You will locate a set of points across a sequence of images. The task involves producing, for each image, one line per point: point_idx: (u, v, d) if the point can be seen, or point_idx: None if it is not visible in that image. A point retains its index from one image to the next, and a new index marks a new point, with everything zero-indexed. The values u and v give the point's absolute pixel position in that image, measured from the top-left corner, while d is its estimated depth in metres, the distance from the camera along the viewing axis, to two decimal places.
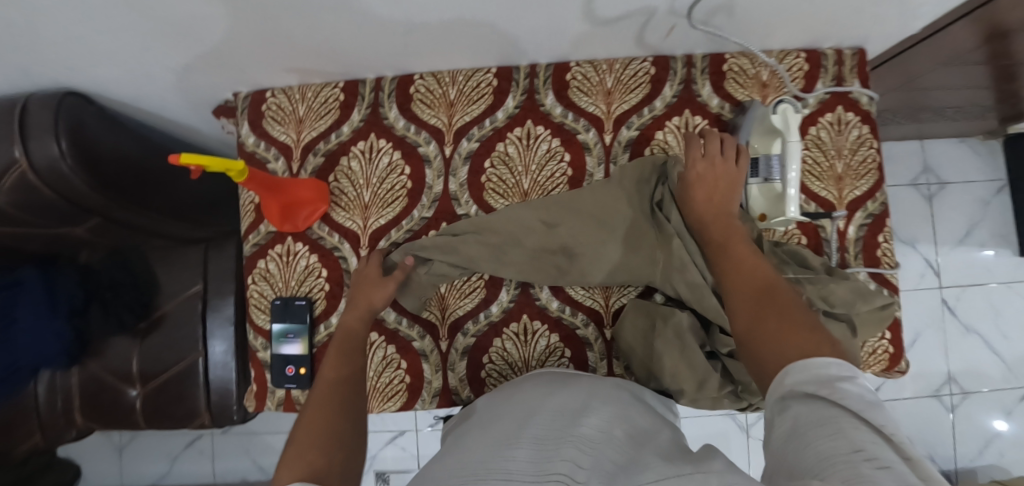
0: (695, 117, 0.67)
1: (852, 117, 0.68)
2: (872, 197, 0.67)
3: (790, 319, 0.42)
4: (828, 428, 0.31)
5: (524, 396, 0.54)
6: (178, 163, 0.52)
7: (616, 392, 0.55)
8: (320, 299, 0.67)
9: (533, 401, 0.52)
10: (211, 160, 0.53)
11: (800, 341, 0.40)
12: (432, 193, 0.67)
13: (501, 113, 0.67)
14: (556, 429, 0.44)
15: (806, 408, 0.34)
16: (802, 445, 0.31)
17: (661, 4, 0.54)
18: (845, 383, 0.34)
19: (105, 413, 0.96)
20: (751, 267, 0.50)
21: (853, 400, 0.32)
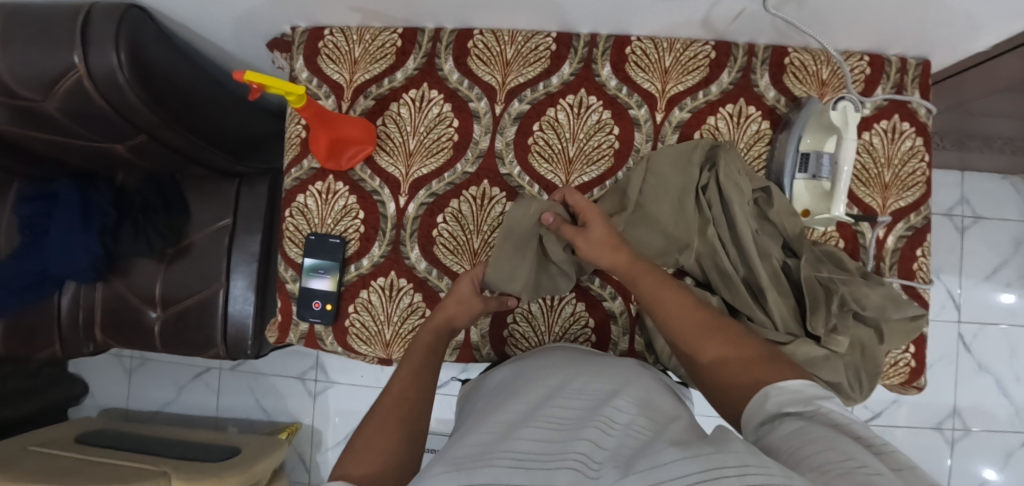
0: (750, 106, 0.66)
1: (907, 127, 0.66)
2: (916, 210, 0.66)
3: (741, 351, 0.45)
4: (816, 439, 0.32)
5: (552, 378, 0.55)
6: (241, 81, 0.52)
7: (643, 378, 0.55)
8: (354, 240, 0.67)
9: (554, 383, 0.53)
10: (269, 80, 0.53)
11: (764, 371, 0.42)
12: (477, 149, 0.67)
13: (556, 78, 0.67)
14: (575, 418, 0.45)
15: (789, 426, 0.35)
16: (785, 455, 0.33)
17: None
18: (826, 402, 0.37)
19: (123, 332, 0.99)
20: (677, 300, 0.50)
21: (836, 420, 0.34)
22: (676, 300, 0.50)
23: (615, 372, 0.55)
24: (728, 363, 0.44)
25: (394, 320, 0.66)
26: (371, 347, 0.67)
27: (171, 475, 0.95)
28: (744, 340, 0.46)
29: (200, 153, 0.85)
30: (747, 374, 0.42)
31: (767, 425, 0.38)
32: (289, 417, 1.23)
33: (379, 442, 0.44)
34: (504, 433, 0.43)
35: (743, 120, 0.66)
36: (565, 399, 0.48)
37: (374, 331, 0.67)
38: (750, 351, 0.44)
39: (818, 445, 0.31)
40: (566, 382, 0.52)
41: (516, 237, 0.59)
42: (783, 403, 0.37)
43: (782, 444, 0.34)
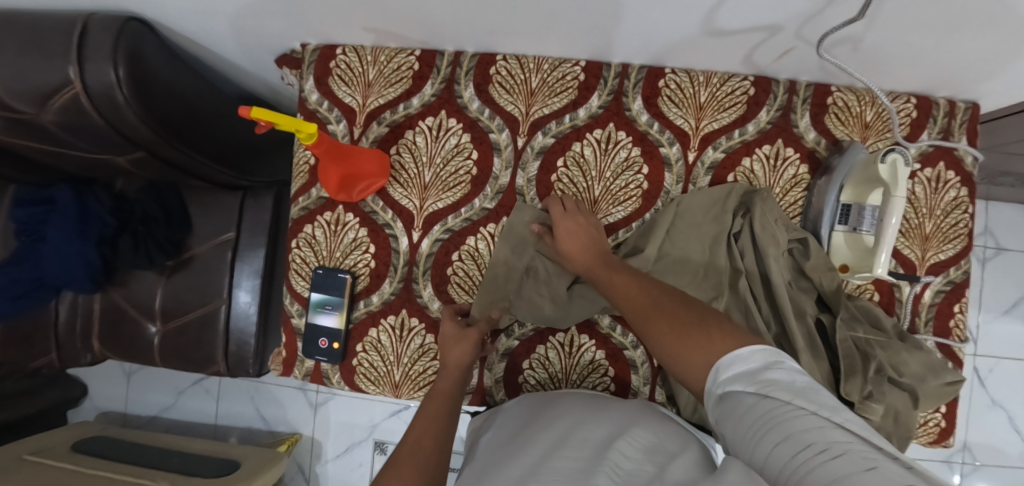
0: (788, 149, 0.62)
1: (952, 177, 0.63)
2: (956, 264, 0.62)
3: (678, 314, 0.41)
4: (785, 437, 0.28)
5: (559, 420, 0.52)
6: (248, 117, 0.48)
7: (649, 413, 0.53)
8: (363, 275, 0.64)
9: (559, 430, 0.50)
10: (278, 118, 0.49)
11: (694, 332, 0.38)
12: (497, 185, 0.63)
13: (583, 111, 0.63)
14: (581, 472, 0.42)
15: (747, 408, 0.32)
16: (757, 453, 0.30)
17: (790, 23, 0.49)
18: (768, 367, 0.33)
19: (122, 344, 0.95)
20: (629, 282, 0.48)
21: (784, 391, 0.31)
22: (631, 288, 0.47)
23: (619, 411, 0.52)
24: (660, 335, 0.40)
25: (404, 361, 0.64)
26: (379, 388, 0.64)
27: None
28: (685, 309, 0.41)
29: (201, 168, 0.80)
30: (691, 344, 0.37)
31: (722, 404, 0.34)
32: (289, 427, 1.22)
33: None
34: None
35: (780, 163, 0.62)
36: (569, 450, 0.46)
37: (383, 372, 0.64)
38: (698, 320, 0.39)
39: (790, 441, 0.28)
40: (571, 428, 0.50)
41: (512, 240, 0.62)
42: (735, 381, 0.33)
43: (745, 436, 0.31)
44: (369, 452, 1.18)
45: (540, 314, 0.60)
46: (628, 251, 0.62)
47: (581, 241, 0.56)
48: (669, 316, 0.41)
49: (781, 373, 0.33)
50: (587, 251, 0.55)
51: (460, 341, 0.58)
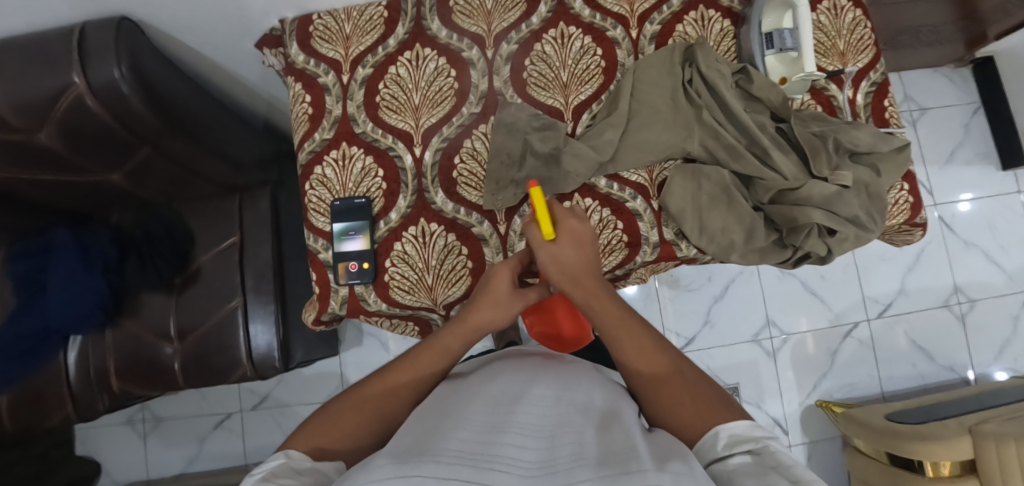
0: (710, 10, 0.74)
1: (846, 3, 0.75)
2: (873, 68, 0.74)
3: (690, 390, 0.45)
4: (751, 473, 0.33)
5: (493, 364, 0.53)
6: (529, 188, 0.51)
7: (589, 368, 0.55)
8: (378, 197, 0.69)
9: (527, 371, 0.49)
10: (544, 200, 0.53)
11: (707, 415, 0.42)
12: (478, 92, 0.71)
13: (535, 18, 0.73)
14: (509, 392, 0.43)
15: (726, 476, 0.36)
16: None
17: None
18: (769, 439, 0.38)
19: (141, 375, 0.92)
20: (640, 340, 0.48)
21: (771, 447, 0.37)
22: (647, 340, 0.48)
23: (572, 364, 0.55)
24: (675, 417, 0.43)
25: (433, 263, 0.68)
26: (416, 296, 0.68)
27: None
28: (698, 393, 0.45)
29: (203, 165, 0.84)
30: (695, 420, 0.42)
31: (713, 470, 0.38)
32: None
33: (355, 418, 0.45)
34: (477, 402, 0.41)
35: (707, 22, 0.74)
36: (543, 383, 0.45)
37: (415, 279, 0.68)
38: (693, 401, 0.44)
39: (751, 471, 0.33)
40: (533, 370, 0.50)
41: (507, 128, 0.69)
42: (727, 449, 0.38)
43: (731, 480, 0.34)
44: None
45: (547, 183, 0.66)
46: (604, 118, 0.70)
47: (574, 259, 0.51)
48: (692, 392, 0.44)
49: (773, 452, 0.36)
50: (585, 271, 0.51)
51: (491, 306, 0.54)
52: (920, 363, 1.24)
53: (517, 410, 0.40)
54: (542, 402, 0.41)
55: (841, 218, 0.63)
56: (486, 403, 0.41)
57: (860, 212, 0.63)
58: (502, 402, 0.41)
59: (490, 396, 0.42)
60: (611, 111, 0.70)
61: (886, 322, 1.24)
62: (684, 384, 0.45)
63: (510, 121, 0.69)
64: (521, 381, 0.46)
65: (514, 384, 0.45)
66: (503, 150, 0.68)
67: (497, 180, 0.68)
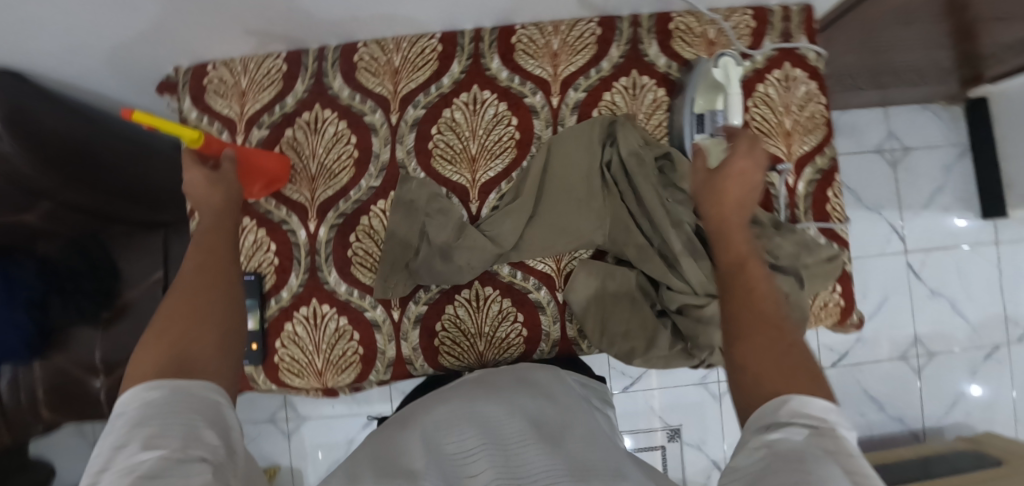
0: (643, 77, 0.66)
1: (800, 73, 0.67)
2: (820, 152, 0.66)
3: (788, 353, 0.33)
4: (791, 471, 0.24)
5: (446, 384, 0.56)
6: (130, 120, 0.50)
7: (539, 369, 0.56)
8: (270, 273, 0.66)
9: (466, 394, 0.49)
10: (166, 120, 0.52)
11: (793, 380, 0.31)
12: (379, 162, 0.66)
13: (446, 79, 0.66)
14: (449, 421, 0.44)
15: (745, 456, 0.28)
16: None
17: None
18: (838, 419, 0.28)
19: (74, 404, 0.93)
20: (761, 279, 0.39)
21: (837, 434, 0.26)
22: (763, 286, 0.38)
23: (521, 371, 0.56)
24: (743, 357, 0.34)
25: (324, 347, 0.65)
26: (305, 379, 0.66)
27: None
28: (786, 361, 0.32)
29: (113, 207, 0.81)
30: (770, 388, 0.31)
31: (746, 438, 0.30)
32: (265, 460, 1.20)
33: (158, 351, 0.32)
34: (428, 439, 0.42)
35: (638, 91, 0.66)
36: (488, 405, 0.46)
37: (305, 362, 0.65)
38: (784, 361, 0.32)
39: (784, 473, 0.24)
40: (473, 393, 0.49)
41: (405, 207, 0.64)
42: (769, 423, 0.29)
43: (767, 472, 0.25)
44: None
45: (438, 274, 0.62)
46: (511, 201, 0.64)
47: (740, 190, 0.46)
48: (773, 351, 0.33)
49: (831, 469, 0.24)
50: (743, 206, 0.45)
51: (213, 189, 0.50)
52: (869, 414, 1.20)
53: (454, 433, 0.42)
54: (482, 424, 0.43)
55: None
56: (424, 444, 0.42)
57: None
58: (445, 424, 0.44)
59: (437, 419, 0.45)
60: (521, 193, 0.64)
61: (840, 372, 1.19)
62: (774, 331, 0.34)
63: (411, 200, 0.64)
64: (466, 401, 0.47)
65: (453, 410, 0.46)
66: (399, 232, 0.64)
67: (393, 263, 0.64)
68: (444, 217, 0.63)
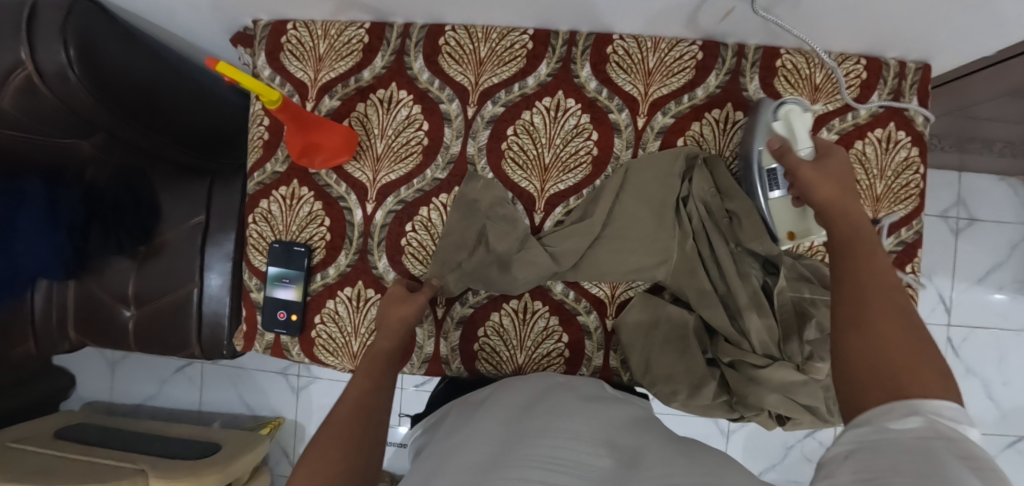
0: (737, 112, 0.63)
1: (903, 137, 0.63)
2: (907, 225, 0.63)
3: (909, 346, 0.33)
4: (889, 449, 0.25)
5: (493, 391, 0.58)
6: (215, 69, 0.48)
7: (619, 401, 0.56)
8: (320, 248, 0.65)
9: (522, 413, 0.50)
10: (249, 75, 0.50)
11: (920, 376, 0.30)
12: (448, 155, 0.64)
13: (531, 79, 0.63)
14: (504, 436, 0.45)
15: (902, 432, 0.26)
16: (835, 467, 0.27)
17: None
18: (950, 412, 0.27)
19: (99, 330, 0.94)
20: (877, 277, 0.38)
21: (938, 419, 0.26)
22: (888, 281, 0.37)
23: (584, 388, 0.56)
24: (862, 347, 0.34)
25: (361, 331, 0.64)
26: (338, 359, 0.65)
27: (147, 472, 0.92)
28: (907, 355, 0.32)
29: (162, 149, 0.80)
30: (908, 385, 0.30)
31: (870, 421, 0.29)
32: (271, 411, 1.22)
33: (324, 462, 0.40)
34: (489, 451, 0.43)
35: (729, 127, 0.63)
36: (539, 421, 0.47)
37: (341, 342, 0.65)
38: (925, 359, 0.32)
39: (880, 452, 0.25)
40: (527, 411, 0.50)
41: (467, 206, 0.62)
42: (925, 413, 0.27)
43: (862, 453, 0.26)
44: None
45: (491, 281, 0.61)
46: (577, 220, 0.62)
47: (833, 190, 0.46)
48: (901, 338, 0.33)
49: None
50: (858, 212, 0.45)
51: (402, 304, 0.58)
52: None
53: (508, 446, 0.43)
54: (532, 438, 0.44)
55: (798, 404, 0.55)
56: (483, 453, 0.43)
57: (823, 405, 0.55)
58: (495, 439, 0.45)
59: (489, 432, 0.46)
60: (588, 214, 0.62)
61: None
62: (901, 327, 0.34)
63: (475, 200, 0.62)
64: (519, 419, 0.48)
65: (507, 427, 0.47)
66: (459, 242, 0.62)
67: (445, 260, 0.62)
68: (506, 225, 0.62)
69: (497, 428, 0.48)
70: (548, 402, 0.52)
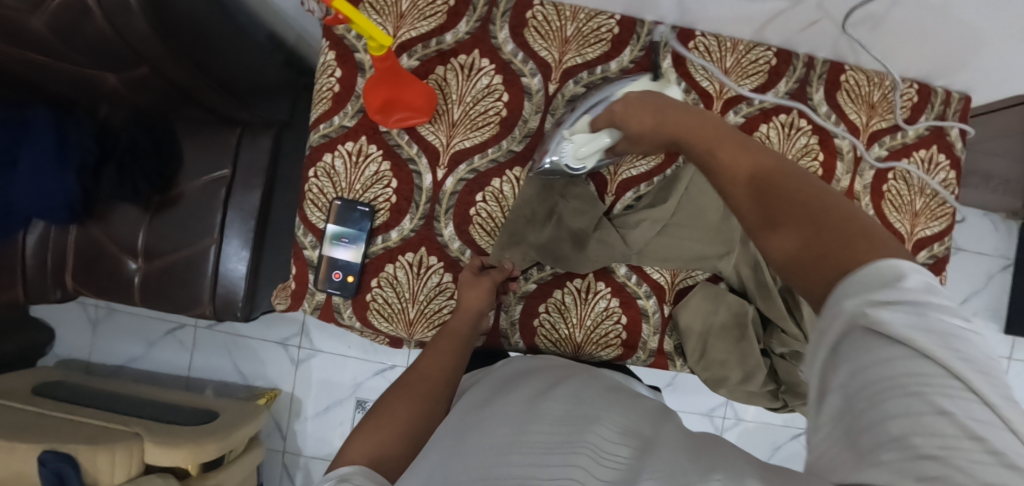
0: (802, 119, 0.66)
1: (943, 160, 0.68)
2: (940, 240, 0.68)
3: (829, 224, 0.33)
4: (897, 392, 0.24)
5: (514, 369, 0.55)
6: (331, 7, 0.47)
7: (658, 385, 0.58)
8: (384, 210, 0.63)
9: (545, 386, 0.49)
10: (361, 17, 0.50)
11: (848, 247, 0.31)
12: (525, 128, 0.63)
13: (614, 64, 0.64)
14: (526, 408, 0.44)
15: (866, 344, 0.27)
16: (833, 422, 0.27)
17: None
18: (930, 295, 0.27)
19: (99, 282, 0.88)
20: (779, 170, 0.38)
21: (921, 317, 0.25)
22: (789, 174, 0.37)
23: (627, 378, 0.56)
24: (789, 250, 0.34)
25: (420, 298, 0.63)
26: (393, 325, 0.64)
27: (143, 437, 0.86)
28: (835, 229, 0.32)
29: (200, 92, 0.73)
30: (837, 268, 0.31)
31: (824, 326, 0.30)
32: (266, 382, 1.17)
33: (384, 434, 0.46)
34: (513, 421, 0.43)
35: (794, 132, 0.67)
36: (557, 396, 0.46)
37: (397, 308, 0.63)
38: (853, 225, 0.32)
39: (882, 385, 0.25)
40: (556, 386, 0.49)
41: (541, 182, 0.62)
42: (871, 296, 0.27)
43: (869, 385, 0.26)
44: (349, 411, 1.16)
45: (560, 258, 0.62)
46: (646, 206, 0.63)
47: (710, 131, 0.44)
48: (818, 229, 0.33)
49: (970, 332, 0.26)
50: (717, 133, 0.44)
51: (475, 285, 0.59)
52: None
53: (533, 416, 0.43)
54: (550, 413, 0.43)
55: None
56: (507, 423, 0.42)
57: None
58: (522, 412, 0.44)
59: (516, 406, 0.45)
60: (658, 202, 0.63)
61: None
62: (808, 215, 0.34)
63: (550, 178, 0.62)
64: (539, 394, 0.47)
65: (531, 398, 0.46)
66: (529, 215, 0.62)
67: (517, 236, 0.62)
68: (575, 205, 0.62)
69: (514, 408, 0.45)
70: (581, 380, 0.52)
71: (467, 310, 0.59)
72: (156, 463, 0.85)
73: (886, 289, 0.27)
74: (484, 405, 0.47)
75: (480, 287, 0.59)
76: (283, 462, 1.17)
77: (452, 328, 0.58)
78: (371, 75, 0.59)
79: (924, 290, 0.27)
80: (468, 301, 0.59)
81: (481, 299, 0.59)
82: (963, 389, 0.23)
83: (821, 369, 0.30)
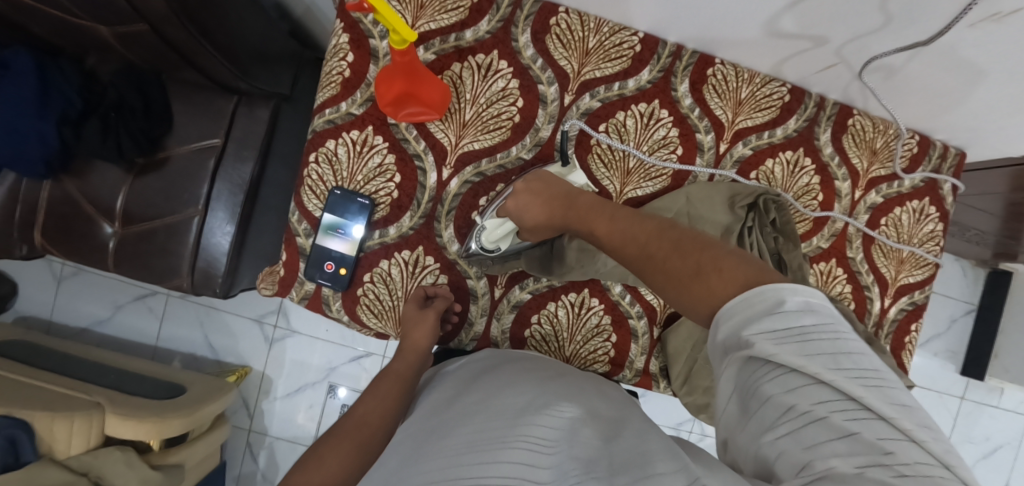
0: (806, 159, 0.67)
1: (933, 212, 0.71)
2: (921, 288, 0.71)
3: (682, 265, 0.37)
4: (813, 424, 0.27)
5: (476, 368, 0.54)
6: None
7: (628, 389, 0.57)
8: (384, 204, 0.61)
9: (514, 381, 0.48)
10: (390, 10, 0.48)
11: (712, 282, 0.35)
12: (537, 137, 0.63)
13: (632, 82, 0.64)
14: (491, 406, 0.44)
15: (765, 374, 0.30)
16: (753, 457, 0.30)
17: (838, 38, 0.52)
18: (807, 321, 0.30)
19: (71, 242, 0.84)
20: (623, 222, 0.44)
21: (804, 348, 0.29)
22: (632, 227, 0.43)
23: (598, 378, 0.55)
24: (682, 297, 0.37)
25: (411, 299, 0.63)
26: (382, 322, 0.63)
27: (105, 408, 0.81)
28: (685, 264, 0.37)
29: (199, 58, 0.69)
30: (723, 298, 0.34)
31: (727, 358, 0.32)
32: (237, 359, 1.14)
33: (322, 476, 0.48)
34: (477, 422, 0.41)
35: (797, 170, 0.68)
36: (521, 393, 0.45)
37: (389, 305, 0.63)
38: (704, 262, 0.36)
39: (792, 416, 0.28)
40: (522, 380, 0.48)
41: None
42: (756, 324, 0.30)
43: (785, 420, 0.28)
44: (322, 394, 1.13)
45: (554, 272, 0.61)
46: None
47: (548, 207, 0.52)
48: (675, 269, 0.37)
49: (861, 352, 0.29)
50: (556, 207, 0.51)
51: (421, 322, 0.59)
52: None
53: (496, 418, 0.41)
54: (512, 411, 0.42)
55: None
56: (479, 421, 0.42)
57: None
58: (482, 412, 0.43)
59: (483, 403, 0.45)
60: None
61: None
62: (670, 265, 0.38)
63: None
64: (507, 389, 0.46)
65: (499, 395, 0.45)
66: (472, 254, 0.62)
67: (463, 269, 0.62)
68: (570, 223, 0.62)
69: (483, 405, 0.44)
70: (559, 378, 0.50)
71: (414, 350, 0.59)
72: (116, 434, 0.81)
73: (769, 315, 0.30)
74: (450, 405, 0.47)
75: (427, 322, 0.59)
76: (247, 441, 1.15)
77: (394, 370, 0.59)
78: (390, 65, 0.58)
79: (802, 310, 0.30)
80: (415, 339, 0.59)
81: (426, 334, 0.59)
82: (859, 411, 0.26)
83: (726, 407, 0.33)
